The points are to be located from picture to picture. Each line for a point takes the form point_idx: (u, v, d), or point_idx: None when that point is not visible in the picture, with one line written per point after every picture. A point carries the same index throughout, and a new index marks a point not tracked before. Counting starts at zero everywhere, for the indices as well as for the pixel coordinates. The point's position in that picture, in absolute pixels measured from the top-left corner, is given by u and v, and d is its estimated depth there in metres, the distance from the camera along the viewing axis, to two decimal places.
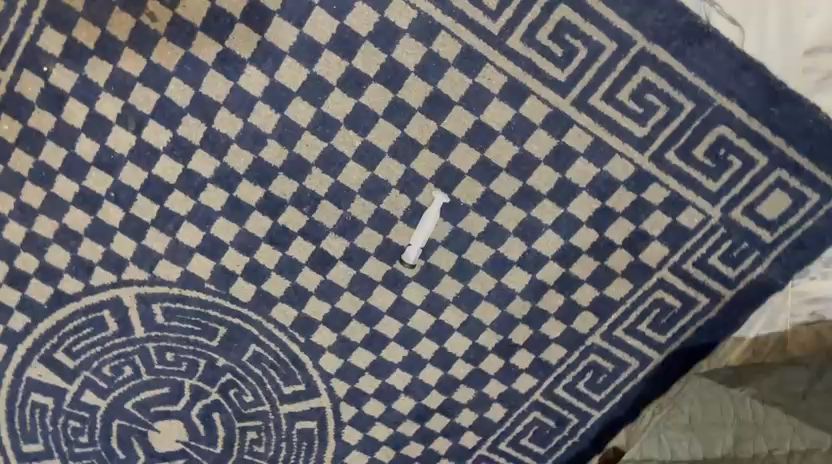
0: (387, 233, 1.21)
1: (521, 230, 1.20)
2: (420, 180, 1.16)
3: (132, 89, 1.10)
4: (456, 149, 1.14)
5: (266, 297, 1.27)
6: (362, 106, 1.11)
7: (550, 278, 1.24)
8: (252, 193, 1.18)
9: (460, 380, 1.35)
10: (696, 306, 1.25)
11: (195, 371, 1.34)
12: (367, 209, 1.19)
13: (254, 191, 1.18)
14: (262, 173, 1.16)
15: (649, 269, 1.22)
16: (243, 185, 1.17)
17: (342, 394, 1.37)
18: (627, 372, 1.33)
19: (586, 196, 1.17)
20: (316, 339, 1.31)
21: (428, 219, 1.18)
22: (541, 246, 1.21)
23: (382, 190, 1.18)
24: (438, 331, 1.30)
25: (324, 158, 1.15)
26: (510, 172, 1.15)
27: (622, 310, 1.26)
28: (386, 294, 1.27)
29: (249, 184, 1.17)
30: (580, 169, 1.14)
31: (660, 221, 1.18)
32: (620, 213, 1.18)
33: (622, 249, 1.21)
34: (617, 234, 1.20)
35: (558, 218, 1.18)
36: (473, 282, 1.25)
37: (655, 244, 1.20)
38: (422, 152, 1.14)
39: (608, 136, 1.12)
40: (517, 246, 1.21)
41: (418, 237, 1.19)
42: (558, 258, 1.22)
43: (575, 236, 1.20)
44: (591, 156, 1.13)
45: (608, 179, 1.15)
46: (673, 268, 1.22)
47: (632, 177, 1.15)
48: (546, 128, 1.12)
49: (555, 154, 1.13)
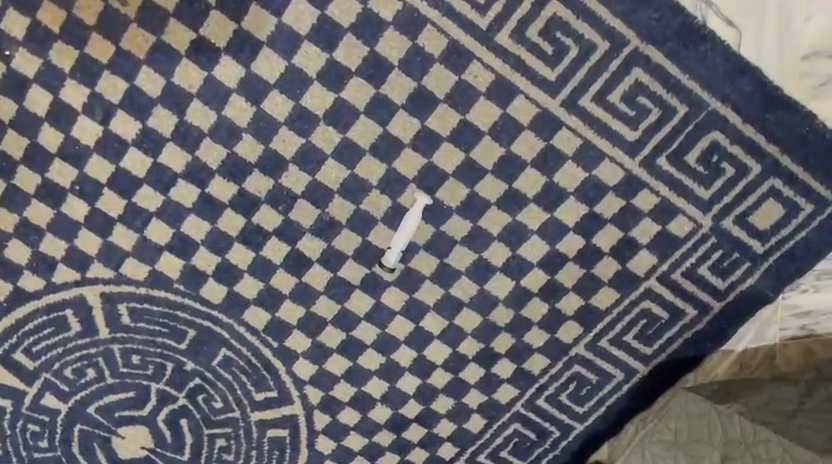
0: (366, 235, 1.16)
1: (506, 235, 1.15)
2: (402, 180, 1.11)
3: (99, 77, 1.04)
4: (440, 149, 1.09)
5: (238, 300, 1.22)
6: (343, 100, 1.06)
7: (535, 286, 1.20)
8: (225, 190, 1.13)
9: (439, 389, 1.30)
10: (684, 318, 1.21)
11: (162, 374, 1.27)
12: (345, 209, 1.14)
13: (228, 187, 1.12)
14: (236, 169, 1.11)
15: (637, 278, 1.18)
16: (216, 181, 1.12)
17: (316, 402, 1.31)
18: (612, 384, 1.28)
19: (574, 201, 1.12)
20: (289, 344, 1.26)
21: (410, 221, 1.13)
22: (526, 252, 1.17)
23: (362, 190, 1.12)
24: (417, 338, 1.25)
25: (301, 154, 1.10)
26: (495, 174, 1.10)
27: (608, 319, 1.22)
28: (364, 299, 1.22)
29: (222, 180, 1.12)
30: (568, 173, 1.10)
31: (649, 229, 1.14)
32: (608, 219, 1.13)
33: (610, 257, 1.17)
34: (605, 242, 1.15)
35: (544, 223, 1.14)
36: (454, 288, 1.20)
37: (643, 252, 1.16)
38: (404, 151, 1.09)
39: (598, 139, 1.08)
40: (501, 251, 1.17)
41: (399, 239, 1.15)
42: (543, 265, 1.18)
43: (561, 243, 1.16)
44: (580, 159, 1.09)
45: (597, 184, 1.11)
46: (661, 278, 1.18)
47: (622, 183, 1.10)
48: (534, 130, 1.07)
49: (542, 157, 1.09)
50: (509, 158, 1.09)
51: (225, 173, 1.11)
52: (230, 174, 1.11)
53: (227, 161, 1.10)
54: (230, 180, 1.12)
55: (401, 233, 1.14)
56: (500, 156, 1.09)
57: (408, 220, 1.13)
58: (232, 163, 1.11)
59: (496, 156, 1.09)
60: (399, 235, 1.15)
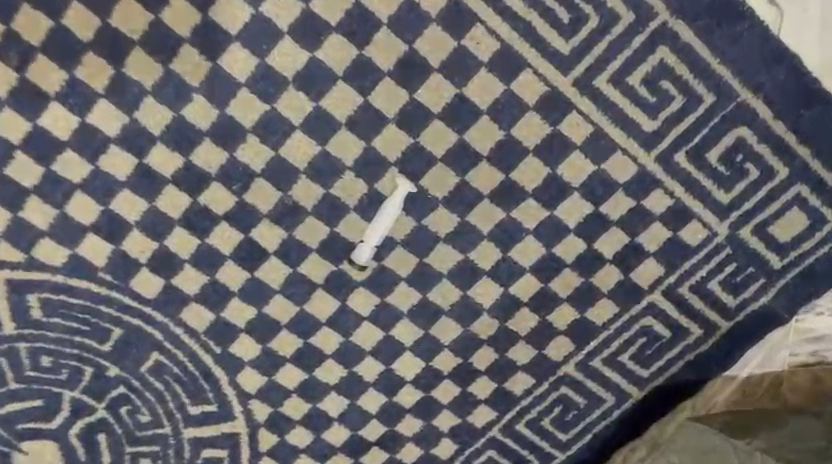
0: (334, 225, 0.99)
1: (497, 233, 1.00)
2: (382, 162, 0.95)
3: (17, 11, 0.84)
4: (429, 128, 0.93)
5: (176, 295, 1.02)
6: (318, 61, 0.89)
7: (525, 295, 1.04)
8: (169, 162, 0.94)
9: (406, 409, 1.13)
10: (687, 338, 1.08)
11: (79, 381, 1.06)
12: (312, 193, 0.97)
13: (172, 158, 0.93)
14: (184, 137, 0.92)
15: (640, 291, 1.04)
16: (158, 151, 0.93)
17: (262, 419, 1.12)
18: (601, 410, 1.14)
19: (578, 197, 0.98)
20: (235, 349, 1.07)
21: (389, 211, 0.97)
22: (519, 255, 1.01)
23: (334, 171, 0.95)
24: (386, 349, 1.08)
25: (264, 123, 0.92)
26: (491, 161, 0.95)
27: (604, 336, 1.07)
28: (326, 300, 1.04)
29: (165, 149, 0.93)
30: (574, 165, 0.95)
31: (658, 235, 1.00)
32: (614, 221, 0.99)
33: (612, 265, 1.02)
34: (608, 247, 1.01)
35: (542, 222, 0.99)
36: (433, 293, 1.04)
37: (650, 261, 1.02)
38: (387, 127, 0.93)
39: (611, 128, 0.93)
40: (490, 252, 1.01)
41: (374, 232, 0.98)
42: (536, 271, 1.02)
43: (558, 246, 1.01)
44: (589, 150, 0.95)
45: (605, 180, 0.96)
46: (666, 292, 1.04)
47: (634, 180, 0.96)
48: (540, 112, 0.92)
49: (546, 144, 0.94)
50: (509, 143, 0.94)
51: (169, 141, 0.92)
52: (176, 142, 0.93)
53: (173, 126, 0.92)
54: (175, 150, 0.93)
55: (377, 225, 0.98)
56: (498, 141, 0.94)
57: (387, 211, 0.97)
58: (179, 130, 0.92)
59: (493, 141, 0.94)
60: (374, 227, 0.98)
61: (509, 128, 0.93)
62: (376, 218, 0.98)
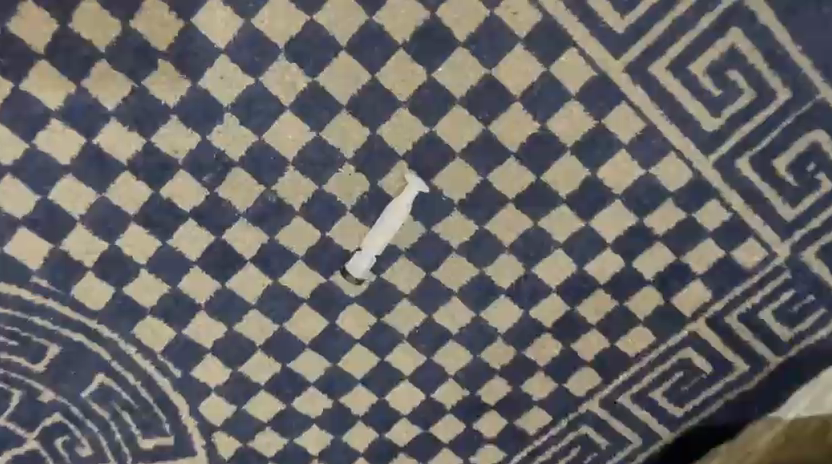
0: (327, 228, 0.82)
1: (521, 246, 0.84)
2: (389, 154, 0.78)
3: None
4: (447, 116, 0.77)
5: (130, 307, 0.84)
6: (317, 27, 0.72)
7: (548, 320, 0.88)
8: (126, 143, 0.76)
9: (399, 447, 0.96)
10: (730, 374, 0.93)
11: (4, 407, 0.87)
12: (302, 189, 0.80)
13: (129, 139, 0.76)
14: (145, 113, 0.75)
15: (681, 318, 0.89)
16: (112, 129, 0.75)
17: (228, 456, 0.94)
18: (624, 452, 0.98)
19: (619, 207, 0.82)
20: (199, 374, 0.89)
21: (395, 216, 0.80)
22: (544, 273, 0.85)
23: (329, 163, 0.79)
24: (380, 377, 0.91)
25: (247, 101, 0.75)
26: (520, 160, 0.79)
27: (636, 369, 0.92)
28: (311, 318, 0.87)
29: (120, 127, 0.75)
30: (618, 167, 0.80)
31: (709, 255, 0.85)
32: (659, 236, 0.84)
33: (652, 287, 0.87)
34: (649, 267, 0.86)
35: (574, 235, 0.83)
36: (440, 314, 0.87)
37: (696, 285, 0.87)
38: (397, 113, 0.76)
39: (665, 125, 0.78)
40: (510, 268, 0.85)
41: (375, 240, 0.81)
42: (563, 292, 0.87)
43: (591, 263, 0.85)
44: (637, 151, 0.79)
45: (652, 187, 0.81)
46: (711, 321, 0.89)
47: (687, 189, 0.81)
48: (583, 102, 0.77)
49: (587, 142, 0.78)
50: (543, 138, 0.78)
51: (126, 117, 0.75)
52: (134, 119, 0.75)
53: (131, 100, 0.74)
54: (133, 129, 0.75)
55: (379, 231, 0.81)
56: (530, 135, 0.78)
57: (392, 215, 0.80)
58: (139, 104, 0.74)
59: (524, 135, 0.78)
60: (376, 233, 0.81)
61: (544, 120, 0.77)
62: (378, 222, 0.81)
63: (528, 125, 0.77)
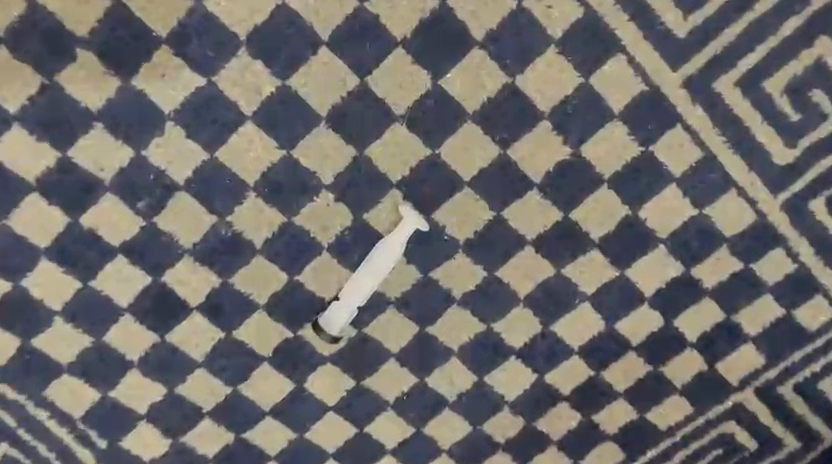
0: (296, 271, 0.65)
1: (538, 297, 0.67)
2: (377, 180, 0.62)
3: None
4: (455, 136, 0.60)
5: (40, 363, 0.66)
6: (291, 13, 0.56)
7: (566, 387, 0.72)
8: (35, 156, 0.58)
9: None
10: (779, 452, 0.76)
11: None
12: (266, 222, 0.63)
13: (40, 150, 0.58)
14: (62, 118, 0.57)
15: (725, 388, 0.73)
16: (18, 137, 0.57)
17: None
18: None
19: (662, 254, 0.66)
20: (130, 445, 0.71)
21: (384, 259, 0.63)
22: (564, 330, 0.69)
23: (301, 190, 0.61)
24: (357, 451, 0.73)
25: (197, 107, 0.58)
26: (543, 193, 0.63)
27: (666, 447, 0.76)
28: (274, 379, 0.69)
29: (28, 135, 0.57)
30: (664, 206, 0.64)
31: (767, 314, 0.69)
32: (707, 290, 0.68)
33: (694, 351, 0.71)
34: (692, 326, 0.70)
35: (605, 285, 0.67)
36: (434, 376, 0.70)
37: (747, 349, 0.71)
38: (392, 129, 0.60)
39: (727, 155, 0.62)
40: (524, 324, 0.69)
41: (357, 289, 0.64)
42: (587, 354, 0.70)
43: (622, 320, 0.69)
44: (689, 186, 0.63)
45: (705, 231, 0.65)
46: (761, 390, 0.73)
47: (746, 234, 0.65)
48: (628, 123, 0.60)
49: (629, 173, 0.62)
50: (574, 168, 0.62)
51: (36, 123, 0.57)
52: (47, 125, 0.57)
53: (44, 100, 0.56)
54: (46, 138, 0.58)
55: (363, 277, 0.64)
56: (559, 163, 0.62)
57: (381, 258, 0.63)
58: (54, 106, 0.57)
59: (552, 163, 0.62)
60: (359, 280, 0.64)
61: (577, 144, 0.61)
62: (362, 265, 0.64)
63: (558, 150, 0.61)
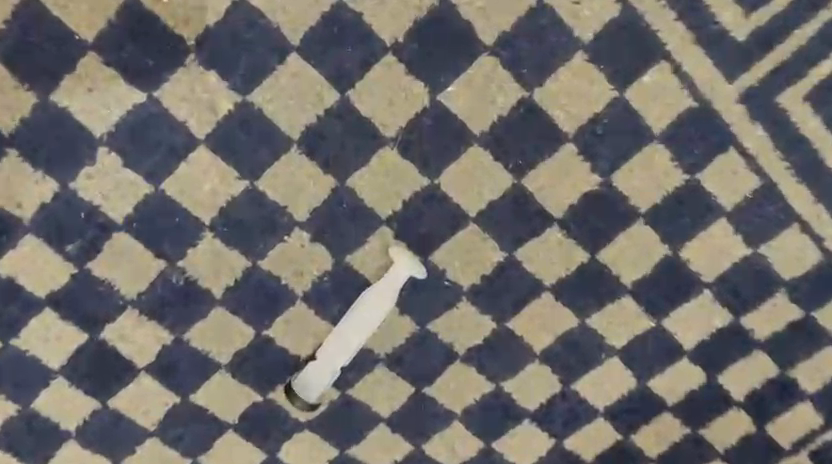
0: (265, 324, 0.53)
1: (557, 352, 0.56)
2: (363, 216, 0.50)
3: None
4: (459, 163, 0.49)
5: None
6: (252, 12, 0.44)
7: (589, 452, 0.61)
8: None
9: None
10: None
11: None
12: (227, 266, 0.51)
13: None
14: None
15: (776, 452, 0.62)
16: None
17: None
18: None
19: (707, 300, 0.55)
20: None
21: (373, 312, 0.52)
22: (587, 389, 0.58)
23: (269, 229, 0.50)
24: None
25: (136, 128, 0.46)
26: (567, 231, 0.51)
27: None
28: (241, 450, 0.58)
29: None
30: (712, 244, 0.53)
31: (828, 369, 0.58)
32: (759, 341, 0.57)
33: (740, 410, 0.60)
34: (739, 383, 0.59)
35: (637, 337, 0.56)
36: (432, 443, 0.59)
37: (804, 408, 0.60)
38: (380, 155, 0.48)
39: (791, 184, 0.51)
40: (541, 382, 0.57)
41: (341, 346, 0.53)
42: (614, 416, 0.59)
43: (656, 377, 0.58)
44: (743, 221, 0.52)
45: (760, 274, 0.54)
46: (818, 455, 0.62)
47: (809, 277, 0.54)
48: (671, 146, 0.49)
49: (670, 206, 0.51)
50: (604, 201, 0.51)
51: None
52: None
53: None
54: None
55: (347, 333, 0.53)
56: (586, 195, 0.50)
57: (369, 309, 0.52)
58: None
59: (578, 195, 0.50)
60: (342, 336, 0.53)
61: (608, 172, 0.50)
62: (345, 318, 0.53)
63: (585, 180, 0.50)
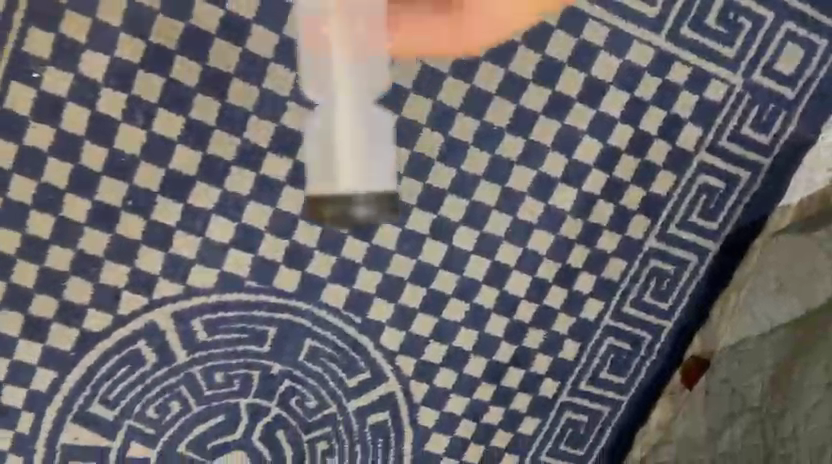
0: (425, 179, 1.16)
1: (559, 143, 1.18)
2: (448, 112, 1.14)
3: (135, 79, 1.03)
4: (481, 70, 1.13)
5: (313, 282, 1.18)
6: None
7: (596, 190, 1.22)
8: (391, 196, 0.76)
9: (527, 323, 1.28)
10: (738, 183, 1.25)
11: (249, 387, 1.21)
12: (401, 157, 1.15)
13: (374, 180, 0.75)
14: (356, 149, 0.75)
15: (687, 154, 1.22)
16: (365, 199, 0.74)
17: (410, 373, 1.26)
18: (689, 272, 1.29)
19: (614, 91, 1.17)
20: (371, 315, 1.22)
21: (324, 92, 0.74)
22: (581, 156, 1.19)
23: (412, 134, 1.14)
24: (496, 273, 1.24)
25: None
26: (487, 19, 0.87)
27: (671, 205, 1.25)
28: (436, 247, 1.20)
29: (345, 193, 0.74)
30: (603, 62, 1.15)
31: (689, 102, 1.19)
32: (649, 101, 1.18)
33: (659, 139, 1.21)
34: (651, 125, 1.20)
35: (592, 121, 1.18)
36: (521, 212, 1.21)
37: (688, 126, 1.21)
38: (446, 80, 1.13)
39: (621, 23, 1.14)
40: (557, 161, 1.19)
41: (339, 146, 0.74)
42: (600, 165, 1.20)
43: (611, 138, 1.19)
44: (612, 47, 1.15)
45: (632, 68, 1.16)
46: (710, 148, 1.22)
47: (654, 62, 1.16)
48: (565, 28, 1.13)
49: (576, 53, 1.14)
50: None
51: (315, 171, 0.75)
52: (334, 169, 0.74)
53: (313, 171, 0.75)
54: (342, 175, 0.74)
55: (358, 116, 0.75)
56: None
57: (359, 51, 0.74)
58: (314, 171, 0.75)
59: None
60: (353, 127, 0.75)
61: None
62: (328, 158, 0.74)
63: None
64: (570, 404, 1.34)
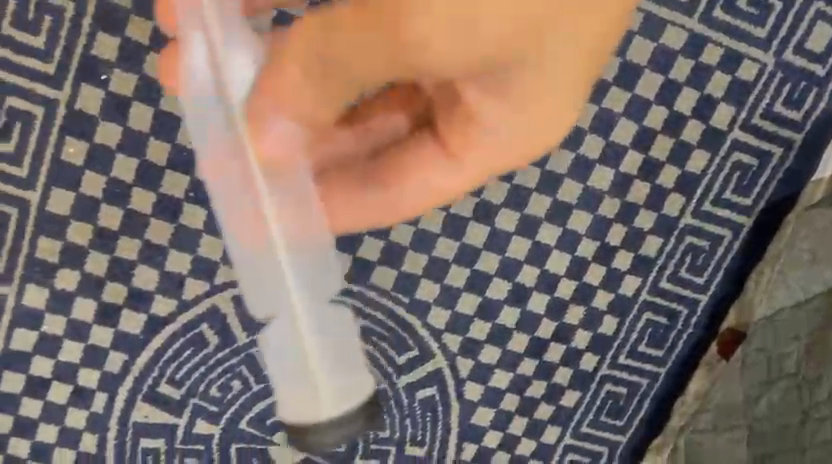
0: None
1: (597, 125, 1.23)
2: None
3: None
4: None
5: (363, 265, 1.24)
6: None
7: (633, 170, 1.26)
8: (371, 401, 0.79)
9: (567, 299, 1.33)
10: (771, 159, 1.29)
11: None
12: None
13: (348, 383, 0.77)
14: (324, 355, 0.77)
15: (721, 133, 1.26)
16: (349, 418, 0.77)
17: (456, 349, 1.32)
18: (723, 246, 1.34)
19: (650, 74, 1.21)
20: (419, 295, 1.28)
21: (282, 326, 0.78)
22: (618, 137, 1.24)
23: None
24: (537, 253, 1.29)
25: None
26: (427, 189, 0.87)
27: (706, 182, 1.29)
28: (479, 229, 1.26)
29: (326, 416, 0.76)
30: (638, 46, 1.19)
31: (722, 82, 1.23)
32: (683, 82, 1.22)
33: (693, 119, 1.25)
34: (685, 106, 1.24)
35: (628, 103, 1.22)
36: (561, 193, 1.26)
37: (722, 106, 1.24)
38: None
39: (656, 7, 1.18)
40: (595, 142, 1.24)
41: (316, 364, 0.77)
42: (636, 146, 1.25)
43: (647, 119, 1.23)
44: (647, 31, 1.19)
45: (666, 51, 1.20)
46: (743, 126, 1.26)
47: (687, 44, 1.20)
48: None
49: None
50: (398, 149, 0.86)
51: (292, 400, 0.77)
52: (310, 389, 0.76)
53: (291, 400, 0.77)
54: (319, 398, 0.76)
55: (316, 324, 0.78)
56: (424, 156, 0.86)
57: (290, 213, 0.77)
58: (290, 398, 0.77)
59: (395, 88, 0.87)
60: (314, 333, 0.78)
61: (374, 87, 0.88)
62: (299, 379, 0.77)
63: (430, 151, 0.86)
64: (610, 377, 1.39)
